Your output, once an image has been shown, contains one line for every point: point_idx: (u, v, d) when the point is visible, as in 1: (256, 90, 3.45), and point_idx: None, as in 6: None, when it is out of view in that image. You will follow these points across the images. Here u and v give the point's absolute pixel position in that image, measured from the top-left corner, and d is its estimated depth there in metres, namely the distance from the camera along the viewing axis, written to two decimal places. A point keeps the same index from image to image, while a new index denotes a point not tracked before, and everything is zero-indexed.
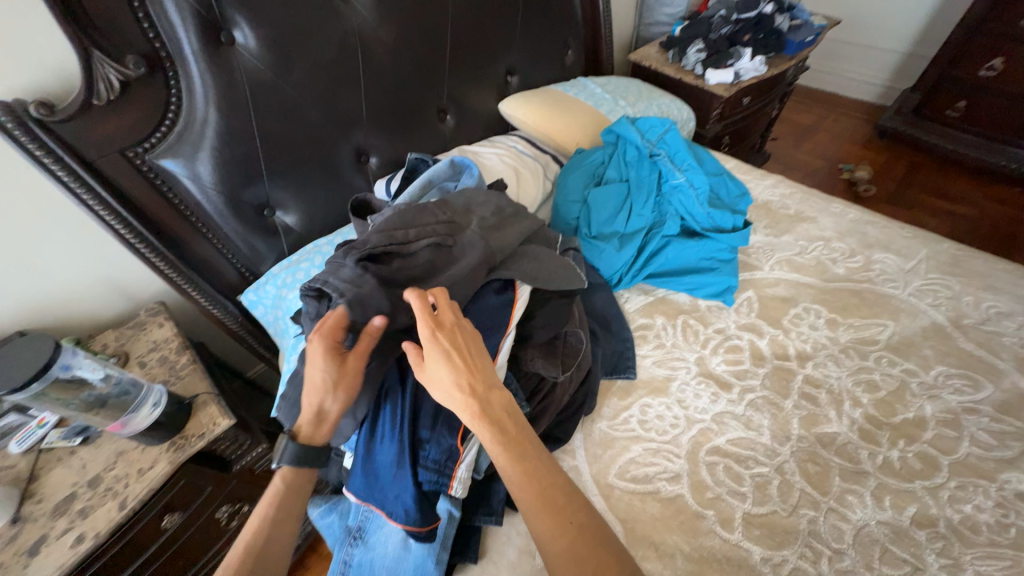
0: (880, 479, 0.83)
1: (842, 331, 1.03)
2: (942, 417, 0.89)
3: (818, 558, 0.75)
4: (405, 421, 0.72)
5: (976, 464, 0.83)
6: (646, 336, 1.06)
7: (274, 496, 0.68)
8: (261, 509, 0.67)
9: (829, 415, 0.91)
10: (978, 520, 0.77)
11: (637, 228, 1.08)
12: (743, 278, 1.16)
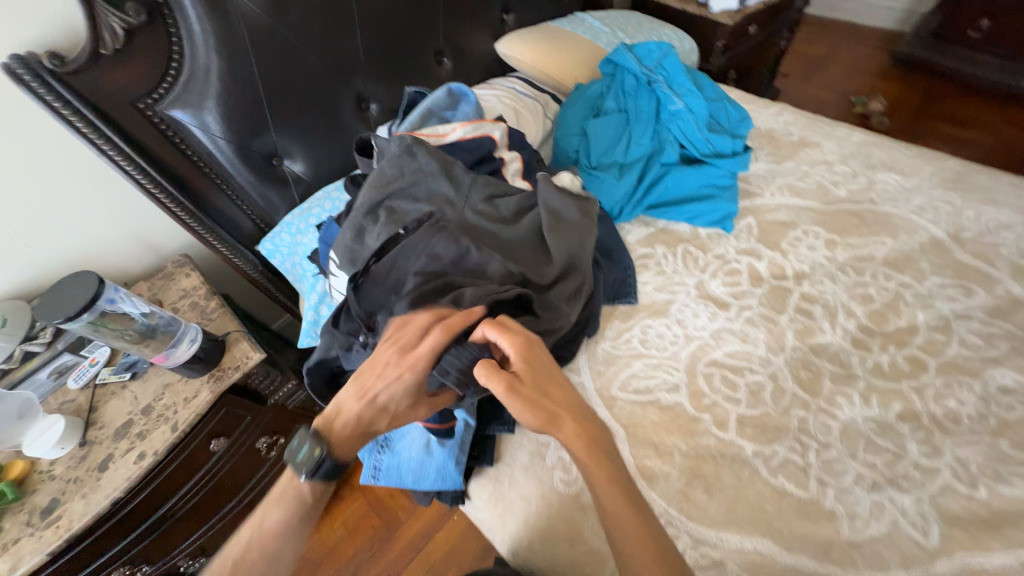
0: (868, 380, 0.88)
1: (840, 250, 1.05)
2: (934, 324, 0.92)
3: (805, 450, 0.82)
4: None
5: (962, 363, 0.87)
6: (647, 264, 1.10)
7: (291, 494, 0.65)
8: (277, 510, 0.64)
9: (823, 327, 0.95)
10: (960, 412, 0.82)
11: (637, 158, 1.09)
12: (744, 205, 1.17)
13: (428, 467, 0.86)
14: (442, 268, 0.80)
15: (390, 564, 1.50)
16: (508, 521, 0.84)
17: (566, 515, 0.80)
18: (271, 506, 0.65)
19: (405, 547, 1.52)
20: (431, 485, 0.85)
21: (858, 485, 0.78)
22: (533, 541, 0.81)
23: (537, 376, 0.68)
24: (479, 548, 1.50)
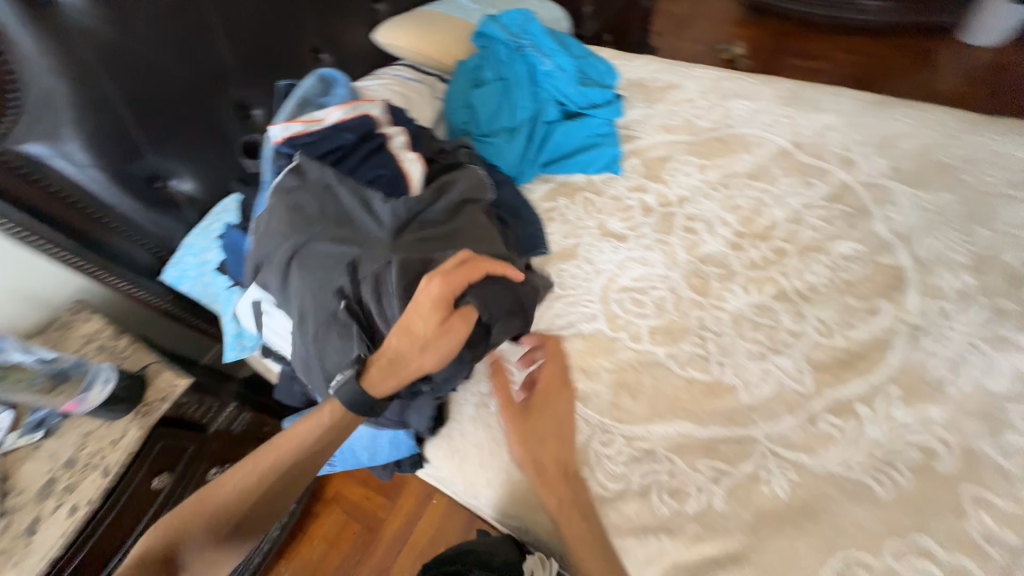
0: (746, 274, 1.02)
1: (710, 172, 1.20)
2: (789, 217, 1.09)
3: (705, 342, 0.95)
4: None
5: (814, 243, 1.04)
6: (552, 216, 1.18)
7: (313, 424, 0.73)
8: (301, 430, 0.73)
9: (706, 238, 1.09)
10: (816, 282, 0.99)
11: (524, 120, 1.17)
12: (628, 149, 1.29)
13: (380, 441, 0.91)
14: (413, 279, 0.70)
15: (378, 562, 1.51)
16: (466, 469, 0.90)
17: None
18: (298, 426, 0.74)
19: (390, 542, 1.54)
20: (388, 455, 0.91)
21: (748, 358, 0.92)
22: (491, 480, 0.88)
23: (549, 400, 0.83)
24: (463, 524, 1.55)
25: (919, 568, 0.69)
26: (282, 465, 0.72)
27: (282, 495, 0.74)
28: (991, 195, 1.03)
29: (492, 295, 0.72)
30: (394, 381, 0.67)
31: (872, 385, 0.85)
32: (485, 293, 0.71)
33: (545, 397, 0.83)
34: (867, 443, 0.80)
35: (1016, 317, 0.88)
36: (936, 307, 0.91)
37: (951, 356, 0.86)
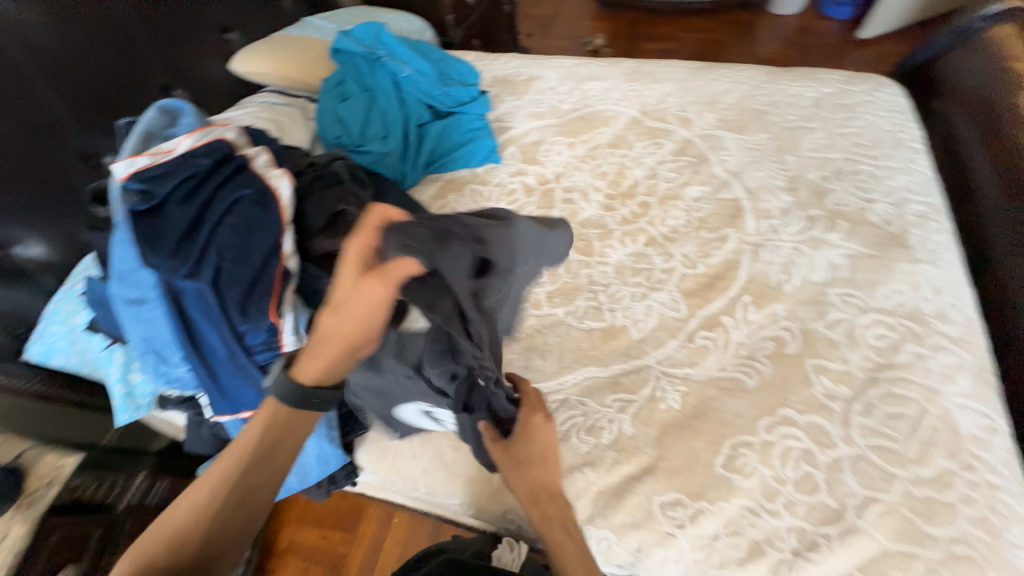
0: (621, 229, 1.15)
1: (578, 148, 1.33)
2: (648, 174, 1.24)
3: (596, 295, 1.05)
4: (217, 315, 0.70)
5: (670, 193, 1.19)
6: (445, 212, 1.23)
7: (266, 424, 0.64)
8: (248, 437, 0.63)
9: (583, 205, 1.21)
10: (677, 224, 1.14)
11: (396, 126, 1.23)
12: (504, 139, 1.38)
13: (308, 460, 0.90)
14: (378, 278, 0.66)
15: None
16: (402, 464, 0.92)
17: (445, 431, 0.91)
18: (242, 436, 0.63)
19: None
20: (319, 472, 0.90)
21: (633, 301, 1.03)
22: (427, 468, 0.90)
23: (534, 450, 0.74)
24: (430, 533, 1.51)
25: (785, 433, 0.83)
26: (230, 485, 0.61)
27: (238, 526, 0.61)
28: (793, 128, 1.26)
29: (416, 238, 0.60)
30: (324, 359, 0.65)
31: (730, 299, 1.01)
32: (403, 237, 0.60)
33: (527, 437, 0.74)
34: (734, 347, 0.95)
35: (824, 220, 1.08)
36: (767, 225, 1.10)
37: (783, 261, 1.04)
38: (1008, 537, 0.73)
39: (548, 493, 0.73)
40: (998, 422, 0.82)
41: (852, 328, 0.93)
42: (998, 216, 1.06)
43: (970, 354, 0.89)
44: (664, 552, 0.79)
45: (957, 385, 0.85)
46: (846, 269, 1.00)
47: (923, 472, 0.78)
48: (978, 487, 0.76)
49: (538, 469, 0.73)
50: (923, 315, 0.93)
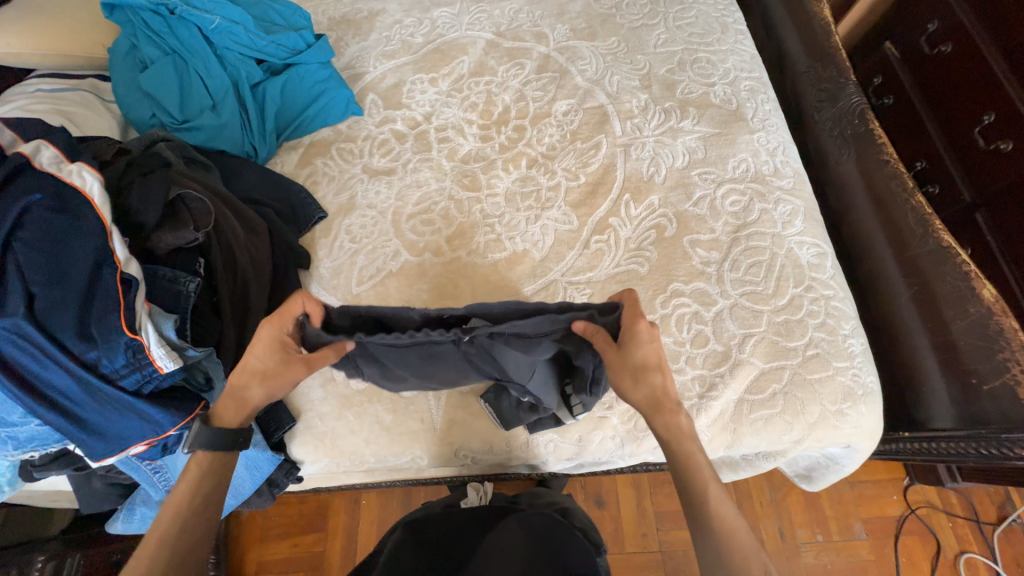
0: (503, 158, 1.15)
1: (442, 83, 1.26)
2: (516, 98, 1.23)
3: (493, 227, 1.06)
4: (50, 348, 0.58)
5: (541, 112, 1.20)
6: (316, 179, 1.13)
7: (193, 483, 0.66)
8: (175, 499, 0.65)
9: (461, 142, 1.17)
10: (553, 142, 1.16)
11: (224, 90, 1.05)
12: (360, 87, 1.26)
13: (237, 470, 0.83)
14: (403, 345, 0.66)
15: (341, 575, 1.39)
16: (343, 445, 0.89)
17: (378, 397, 0.90)
18: (170, 499, 0.65)
19: (344, 559, 1.41)
20: (253, 480, 0.85)
21: (529, 224, 1.06)
22: (369, 438, 0.89)
23: (650, 358, 0.71)
24: (403, 504, 1.47)
25: (677, 303, 0.96)
26: (167, 547, 0.61)
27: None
28: (638, 28, 1.31)
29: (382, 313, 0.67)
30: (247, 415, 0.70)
31: (614, 200, 1.08)
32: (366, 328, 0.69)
33: (633, 346, 0.70)
34: (624, 243, 1.03)
35: (677, 111, 1.17)
36: (631, 125, 1.17)
37: (651, 155, 1.12)
38: (842, 331, 0.93)
39: (672, 397, 0.72)
40: (825, 248, 1.01)
41: (713, 201, 1.05)
42: (806, 79, 1.23)
43: (801, 200, 1.06)
44: (601, 433, 0.89)
45: (794, 227, 1.03)
46: (701, 151, 1.11)
47: (780, 302, 0.95)
48: (818, 301, 0.95)
49: (660, 371, 0.71)
50: (764, 176, 1.08)
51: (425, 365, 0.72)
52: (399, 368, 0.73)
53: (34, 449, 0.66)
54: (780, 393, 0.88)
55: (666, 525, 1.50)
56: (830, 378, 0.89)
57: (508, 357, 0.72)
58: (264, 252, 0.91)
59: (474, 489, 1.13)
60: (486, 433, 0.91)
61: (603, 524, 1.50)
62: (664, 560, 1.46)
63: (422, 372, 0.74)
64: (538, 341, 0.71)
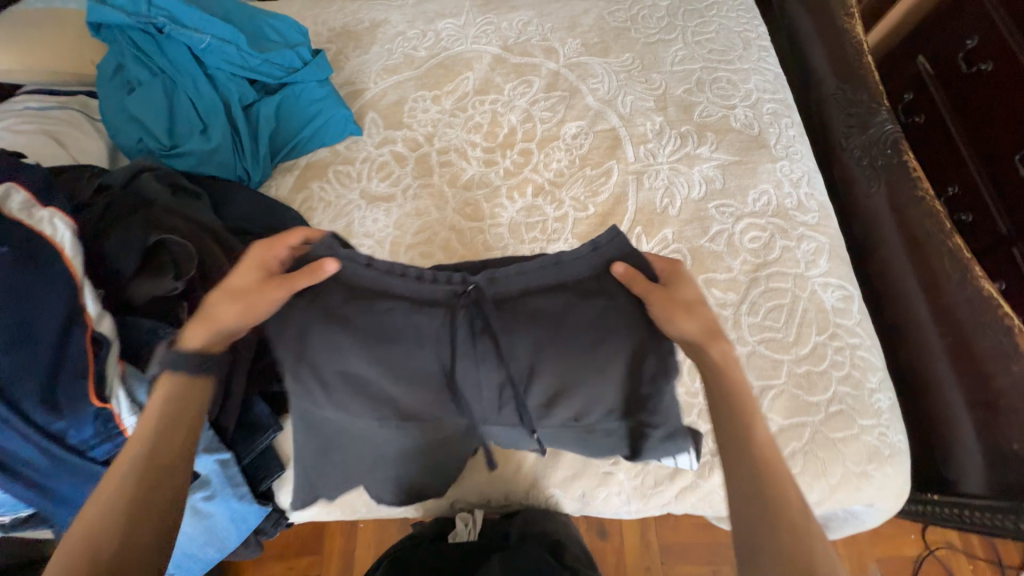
0: (508, 184, 1.09)
1: (445, 101, 1.20)
2: (523, 118, 1.16)
3: (496, 260, 1.00)
4: (13, 418, 0.54)
5: (549, 134, 1.14)
6: (311, 205, 1.07)
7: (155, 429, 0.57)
8: (142, 455, 0.55)
9: (464, 166, 1.12)
10: (561, 168, 1.10)
11: (215, 113, 1.01)
12: (360, 105, 1.20)
13: (220, 526, 0.79)
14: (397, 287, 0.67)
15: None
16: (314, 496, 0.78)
17: None
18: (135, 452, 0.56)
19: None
20: (238, 534, 0.80)
21: (534, 257, 1.00)
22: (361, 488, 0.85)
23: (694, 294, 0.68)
24: (400, 529, 1.43)
25: None
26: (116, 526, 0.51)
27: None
28: (654, 43, 1.23)
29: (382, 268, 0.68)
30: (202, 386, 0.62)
31: (624, 233, 1.02)
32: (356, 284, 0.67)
33: (682, 284, 0.69)
34: None
35: (694, 135, 1.10)
36: (645, 150, 1.10)
37: (665, 184, 1.06)
38: (868, 385, 0.86)
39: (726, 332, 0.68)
40: (851, 291, 0.94)
41: (732, 237, 0.99)
42: (834, 102, 1.15)
43: (827, 237, 0.99)
44: (606, 489, 0.84)
45: (818, 267, 0.96)
46: (719, 180, 1.05)
47: (802, 351, 0.88)
48: (842, 351, 0.88)
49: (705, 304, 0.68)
50: (786, 210, 1.01)
51: (412, 330, 0.67)
52: (387, 329, 0.66)
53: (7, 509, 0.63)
54: (799, 452, 0.82)
55: (672, 560, 1.44)
56: (854, 437, 0.83)
57: (509, 312, 0.68)
58: None
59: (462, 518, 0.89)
60: (483, 486, 0.86)
61: (604, 555, 1.44)
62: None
63: (411, 343, 0.67)
64: (548, 293, 0.68)
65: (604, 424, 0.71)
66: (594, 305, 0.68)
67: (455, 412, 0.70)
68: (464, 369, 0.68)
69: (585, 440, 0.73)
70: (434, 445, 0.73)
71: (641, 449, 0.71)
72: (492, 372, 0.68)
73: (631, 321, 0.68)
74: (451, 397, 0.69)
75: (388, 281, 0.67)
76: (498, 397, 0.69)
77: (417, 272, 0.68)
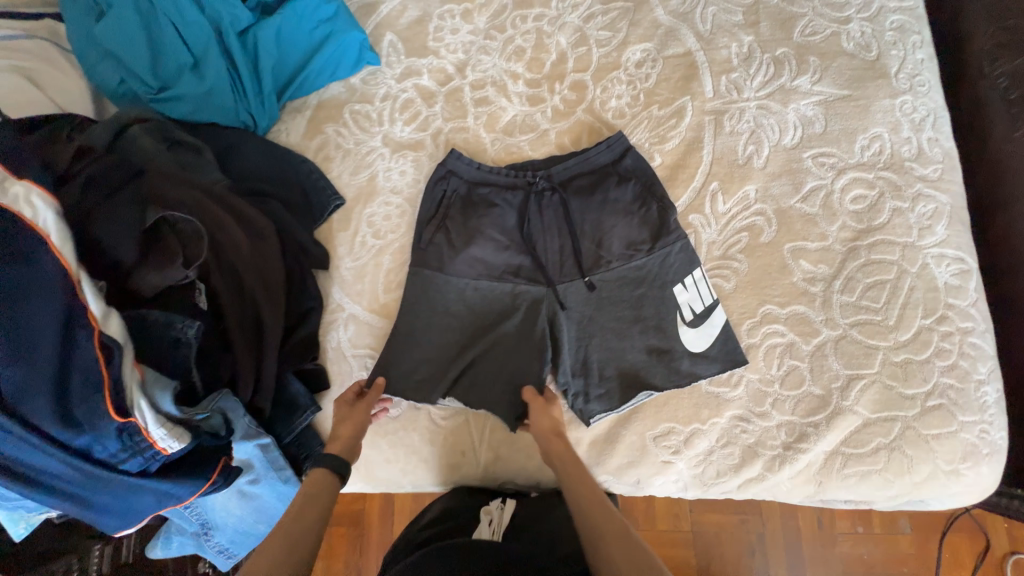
0: (556, 128, 0.92)
1: (478, 18, 0.97)
2: (576, 40, 0.94)
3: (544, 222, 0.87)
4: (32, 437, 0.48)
5: (607, 61, 0.93)
6: (328, 153, 0.93)
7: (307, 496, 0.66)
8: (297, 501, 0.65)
9: (504, 104, 0.93)
10: (621, 106, 0.91)
11: (204, 41, 0.83)
12: (375, 24, 0.99)
13: (270, 506, 0.75)
14: (484, 183, 0.87)
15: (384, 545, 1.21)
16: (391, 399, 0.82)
17: (413, 427, 0.82)
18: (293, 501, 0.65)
19: (382, 529, 1.21)
20: None
21: None
22: (406, 468, 0.82)
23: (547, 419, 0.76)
24: None
25: (768, 332, 0.79)
26: None
27: None
28: None
29: (470, 169, 0.87)
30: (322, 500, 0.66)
31: (696, 191, 0.85)
32: (458, 175, 0.87)
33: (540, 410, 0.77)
34: (705, 248, 0.83)
35: (792, 60, 0.88)
36: (727, 82, 0.89)
37: (750, 127, 0.86)
38: (976, 377, 0.75)
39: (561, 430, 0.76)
40: (971, 264, 0.79)
41: (830, 196, 0.82)
42: (983, 10, 0.88)
43: (949, 196, 0.81)
44: (663, 477, 0.78)
45: (933, 235, 0.79)
46: (820, 123, 0.85)
47: (901, 337, 0.76)
48: (951, 338, 0.76)
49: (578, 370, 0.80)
50: (902, 161, 0.82)
51: (489, 212, 0.86)
52: (474, 218, 0.86)
53: (20, 524, 0.64)
54: (884, 448, 0.74)
55: (701, 508, 1.25)
56: (949, 435, 0.74)
57: (567, 196, 0.85)
58: (275, 262, 0.76)
59: (485, 513, 0.79)
60: (532, 471, 0.82)
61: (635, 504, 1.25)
62: (694, 542, 1.23)
63: (494, 224, 0.86)
64: (590, 179, 0.86)
65: (660, 275, 0.81)
66: (626, 185, 0.85)
67: (530, 280, 0.84)
68: (537, 244, 0.85)
69: (640, 310, 0.81)
70: (510, 309, 0.83)
71: (663, 295, 0.80)
72: (555, 244, 0.85)
73: (649, 195, 0.84)
74: (531, 269, 0.84)
75: (480, 184, 0.87)
76: (562, 256, 0.84)
77: (487, 169, 0.87)
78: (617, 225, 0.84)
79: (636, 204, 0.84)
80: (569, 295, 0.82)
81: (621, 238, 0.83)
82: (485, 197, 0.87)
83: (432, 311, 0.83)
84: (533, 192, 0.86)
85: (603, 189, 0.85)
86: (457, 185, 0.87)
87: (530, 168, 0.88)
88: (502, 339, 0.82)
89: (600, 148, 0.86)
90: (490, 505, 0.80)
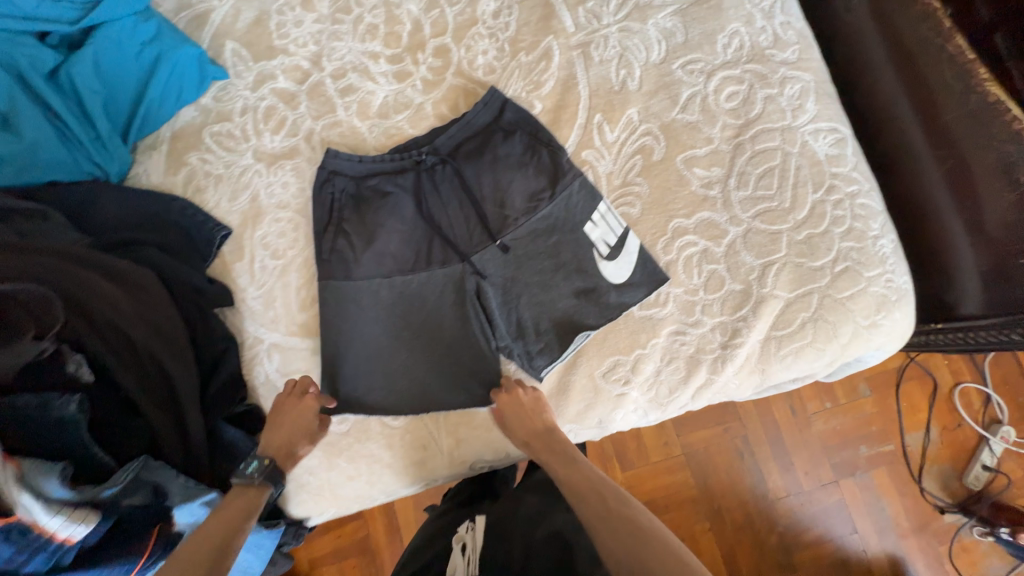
0: (430, 99, 0.88)
1: (319, 4, 0.91)
2: (426, 5, 0.90)
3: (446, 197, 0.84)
4: None
5: (464, 19, 0.89)
6: (198, 184, 0.85)
7: (218, 529, 0.60)
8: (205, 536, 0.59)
9: (371, 87, 0.89)
10: (489, 62, 0.88)
11: (7, 93, 0.75)
12: (210, 35, 0.90)
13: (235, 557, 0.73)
14: (371, 174, 0.82)
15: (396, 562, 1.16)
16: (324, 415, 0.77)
17: (367, 436, 0.79)
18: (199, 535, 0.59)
19: (391, 547, 1.17)
20: (263, 556, 0.76)
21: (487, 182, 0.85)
22: (372, 479, 0.79)
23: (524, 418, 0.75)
24: None
25: (682, 245, 0.80)
26: None
27: None
28: None
29: (353, 164, 0.82)
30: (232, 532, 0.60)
31: (582, 126, 0.85)
32: (342, 172, 0.82)
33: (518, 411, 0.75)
34: (605, 180, 0.84)
35: None
36: (585, 12, 0.88)
37: (617, 52, 0.86)
38: (870, 234, 0.79)
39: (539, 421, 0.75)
40: (844, 131, 0.83)
41: (706, 99, 0.84)
42: None
43: (811, 73, 0.84)
44: (622, 410, 0.79)
45: (805, 112, 0.83)
46: (680, 32, 0.86)
47: (800, 215, 0.80)
48: (842, 205, 0.80)
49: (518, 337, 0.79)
50: (762, 51, 0.85)
51: (383, 202, 0.82)
52: (370, 213, 0.81)
53: None
54: (810, 321, 0.78)
55: (686, 429, 1.25)
56: (861, 292, 0.78)
57: (458, 165, 0.82)
58: (166, 311, 0.72)
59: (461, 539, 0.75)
60: (498, 442, 0.81)
61: (624, 445, 1.23)
62: (688, 464, 1.23)
63: (393, 213, 0.81)
64: (477, 142, 0.83)
65: (569, 219, 0.80)
66: (513, 137, 0.83)
67: (443, 261, 0.81)
68: (440, 221, 0.82)
69: (558, 257, 0.80)
70: (432, 296, 0.80)
71: (576, 236, 0.80)
72: (458, 216, 0.82)
73: (539, 142, 0.83)
74: (441, 246, 0.82)
75: (368, 177, 0.82)
76: (468, 226, 0.82)
77: (370, 159, 0.82)
78: (514, 179, 0.82)
79: (526, 153, 0.83)
80: (487, 263, 0.81)
81: (523, 190, 0.82)
82: (377, 189, 0.82)
83: (353, 319, 0.79)
84: (423, 172, 0.82)
85: (490, 147, 0.83)
86: (345, 184, 0.82)
87: (414, 147, 0.84)
88: (432, 327, 0.80)
89: (477, 107, 0.83)
90: (461, 532, 0.76)
